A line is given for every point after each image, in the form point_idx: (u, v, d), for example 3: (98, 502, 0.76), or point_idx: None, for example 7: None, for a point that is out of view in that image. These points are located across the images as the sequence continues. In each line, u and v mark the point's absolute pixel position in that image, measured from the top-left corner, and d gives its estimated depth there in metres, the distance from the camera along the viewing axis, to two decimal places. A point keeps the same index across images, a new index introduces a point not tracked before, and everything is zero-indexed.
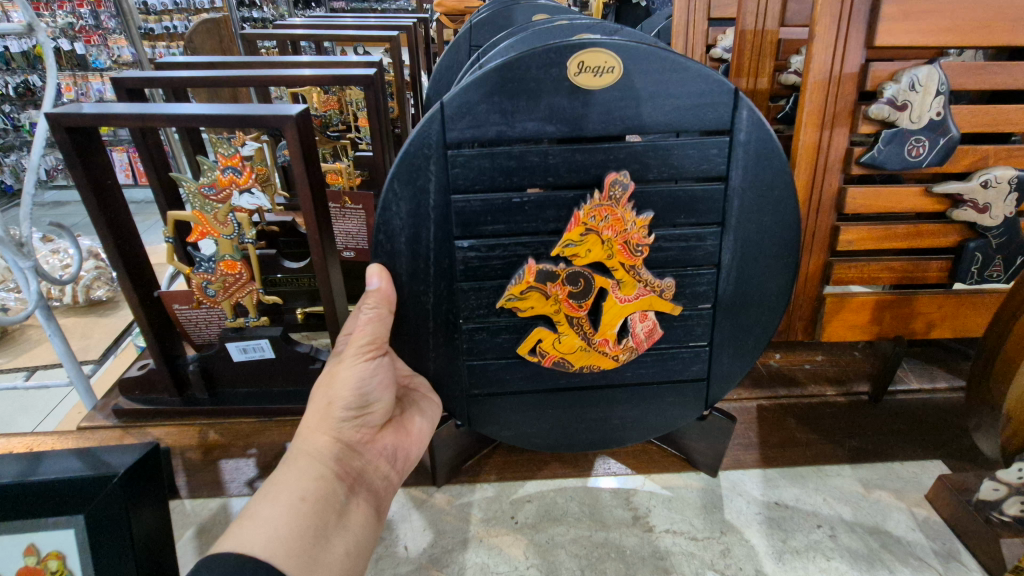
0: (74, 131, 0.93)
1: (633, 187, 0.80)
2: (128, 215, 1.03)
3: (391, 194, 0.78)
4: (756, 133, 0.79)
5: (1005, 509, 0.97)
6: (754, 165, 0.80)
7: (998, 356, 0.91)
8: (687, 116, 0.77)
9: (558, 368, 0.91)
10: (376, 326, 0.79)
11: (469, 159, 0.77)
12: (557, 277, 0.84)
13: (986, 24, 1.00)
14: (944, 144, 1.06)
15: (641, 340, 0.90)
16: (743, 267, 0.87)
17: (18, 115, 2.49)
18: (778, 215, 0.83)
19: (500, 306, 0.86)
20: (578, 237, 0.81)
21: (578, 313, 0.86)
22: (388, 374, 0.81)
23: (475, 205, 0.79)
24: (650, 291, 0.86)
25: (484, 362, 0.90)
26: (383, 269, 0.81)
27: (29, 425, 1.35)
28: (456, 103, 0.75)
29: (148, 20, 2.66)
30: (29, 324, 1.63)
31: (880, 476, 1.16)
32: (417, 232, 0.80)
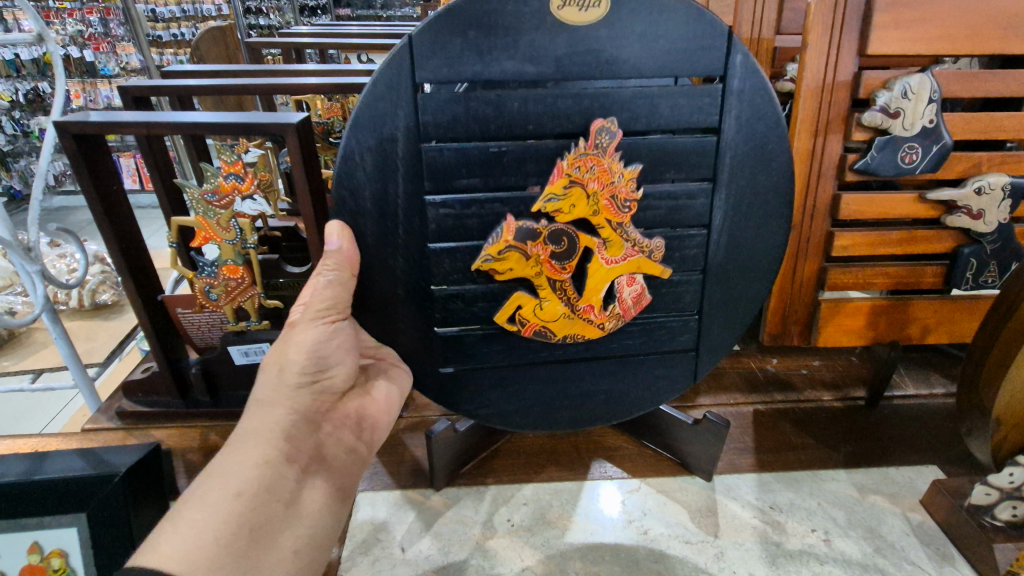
0: (81, 138, 0.95)
1: (620, 136, 0.80)
2: (134, 220, 1.06)
3: (355, 140, 0.76)
4: (750, 77, 0.80)
5: (998, 513, 0.99)
6: (747, 118, 0.81)
7: (986, 360, 0.92)
8: (675, 59, 0.78)
9: (541, 338, 0.91)
10: (335, 290, 0.79)
11: (441, 104, 0.76)
12: (540, 235, 0.84)
13: (978, 33, 1.02)
14: (937, 151, 1.07)
15: (629, 306, 0.90)
16: (734, 233, 0.88)
17: (27, 121, 2.53)
18: (768, 181, 0.85)
19: (475, 269, 0.85)
20: (562, 191, 0.81)
21: (560, 275, 0.86)
22: (348, 339, 0.82)
23: (448, 155, 0.79)
24: (638, 252, 0.87)
25: (458, 333, 0.90)
26: (344, 230, 0.80)
27: (35, 426, 1.37)
28: (426, 39, 0.73)
29: (156, 27, 2.72)
30: (35, 326, 1.66)
31: (875, 481, 1.17)
32: (384, 186, 0.79)
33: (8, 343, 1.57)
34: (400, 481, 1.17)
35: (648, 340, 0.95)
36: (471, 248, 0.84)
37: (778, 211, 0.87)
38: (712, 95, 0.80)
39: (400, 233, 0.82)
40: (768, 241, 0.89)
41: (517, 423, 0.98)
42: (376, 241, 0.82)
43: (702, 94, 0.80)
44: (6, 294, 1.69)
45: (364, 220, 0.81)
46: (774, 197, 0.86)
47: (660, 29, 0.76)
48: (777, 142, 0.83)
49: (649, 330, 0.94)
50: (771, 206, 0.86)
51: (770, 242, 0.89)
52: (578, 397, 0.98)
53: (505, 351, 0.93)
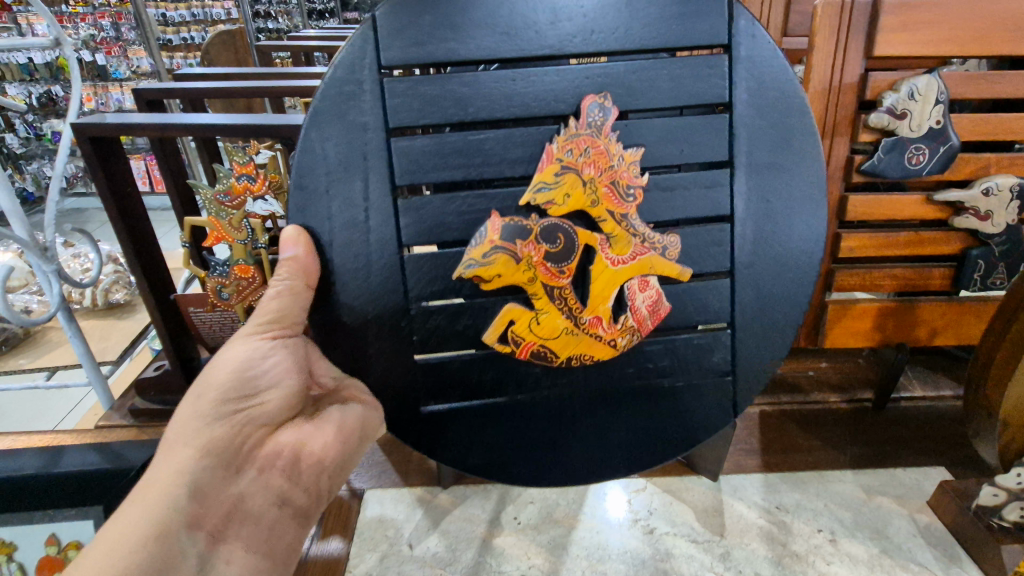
0: (97, 140, 0.97)
1: (615, 113, 0.74)
2: (147, 221, 1.07)
3: (315, 128, 0.71)
4: (755, 44, 0.76)
5: (1005, 515, 0.99)
6: (757, 88, 0.77)
7: (993, 359, 0.92)
8: (663, 32, 0.74)
9: (540, 360, 0.80)
10: (278, 300, 0.72)
11: (408, 87, 0.72)
12: (530, 231, 0.74)
13: (984, 35, 1.02)
14: (945, 151, 1.07)
15: (645, 318, 0.80)
16: (760, 222, 0.80)
17: (40, 124, 2.56)
18: (791, 167, 0.79)
19: (457, 277, 0.75)
20: (553, 179, 0.74)
21: (558, 280, 0.77)
22: (291, 357, 0.74)
23: (420, 146, 0.73)
24: (649, 248, 0.78)
25: (445, 360, 0.80)
26: (300, 234, 0.72)
27: (50, 423, 1.39)
28: (392, 19, 0.70)
29: (167, 31, 2.76)
30: (50, 326, 1.68)
31: (882, 482, 1.16)
32: (349, 177, 0.73)
33: (23, 342, 1.60)
34: (407, 479, 1.18)
35: (675, 362, 0.84)
36: (454, 252, 0.76)
37: (810, 203, 0.79)
38: (717, 64, 0.75)
39: (369, 231, 0.75)
40: (803, 236, 0.80)
41: (526, 475, 0.83)
42: (343, 236, 0.74)
43: (705, 63, 0.75)
44: (21, 293, 1.71)
45: (332, 216, 0.73)
46: (799, 188, 0.79)
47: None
48: (798, 113, 0.78)
49: (670, 350, 0.83)
50: (797, 196, 0.79)
51: (802, 234, 0.80)
52: (596, 435, 0.84)
53: (503, 378, 0.81)
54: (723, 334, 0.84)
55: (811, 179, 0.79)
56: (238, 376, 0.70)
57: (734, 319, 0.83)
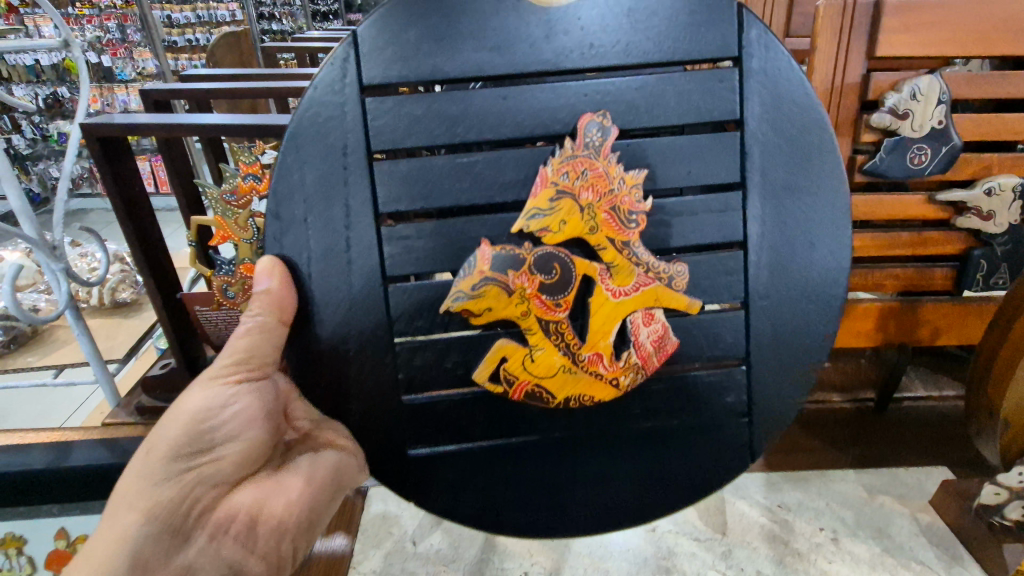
0: (106, 140, 0.98)
1: (616, 133, 0.65)
2: (155, 221, 1.09)
3: (292, 155, 0.64)
4: (769, 54, 0.67)
5: (1007, 514, 0.97)
6: (772, 103, 0.68)
7: (994, 358, 0.92)
8: (676, 44, 0.66)
9: (535, 402, 0.71)
10: (243, 339, 0.66)
11: (393, 106, 0.64)
12: (523, 261, 0.67)
13: (987, 36, 1.01)
14: (946, 152, 1.08)
15: (647, 354, 0.71)
16: (777, 250, 0.70)
17: (46, 126, 2.58)
18: (813, 188, 0.69)
19: (445, 311, 0.68)
20: (547, 205, 0.65)
21: (554, 313, 0.69)
22: (255, 404, 0.68)
23: (403, 170, 0.65)
24: (653, 278, 0.69)
25: (432, 399, 0.71)
26: (279, 266, 0.65)
27: (58, 420, 1.40)
28: (376, 31, 0.63)
29: (172, 32, 2.77)
30: (57, 325, 1.69)
31: (884, 482, 1.17)
32: (328, 204, 0.65)
33: (31, 340, 1.61)
34: None
35: (684, 402, 0.75)
36: (441, 284, 0.68)
37: (835, 229, 0.69)
38: (726, 78, 0.67)
39: (351, 261, 0.67)
40: (825, 263, 0.70)
41: (521, 522, 0.75)
42: (323, 269, 0.66)
43: (714, 78, 0.66)
44: (30, 292, 1.72)
45: (310, 245, 0.66)
46: (821, 211, 0.69)
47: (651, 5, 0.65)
48: (818, 128, 0.68)
49: (676, 388, 0.74)
50: (819, 220, 0.69)
51: (827, 262, 0.70)
52: (597, 482, 0.75)
53: (496, 419, 0.72)
54: (738, 371, 0.74)
55: (835, 203, 0.69)
56: (194, 428, 0.65)
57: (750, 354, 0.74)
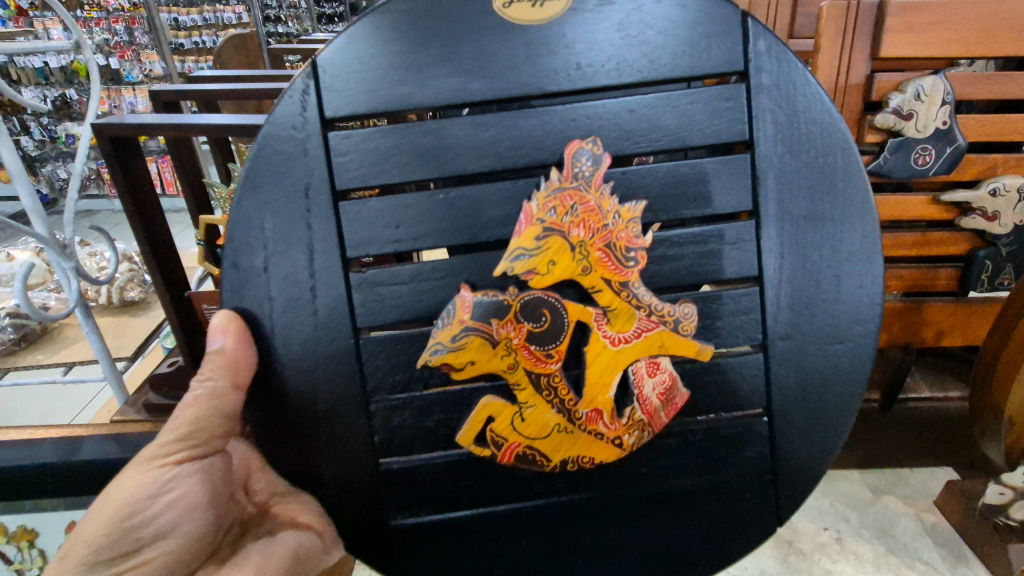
0: (116, 140, 0.99)
1: (608, 160, 0.62)
2: (162, 219, 1.09)
3: (250, 198, 0.61)
4: (780, 70, 0.63)
5: (1012, 514, 0.99)
6: (786, 121, 0.63)
7: (997, 361, 0.92)
8: (664, 68, 0.62)
9: (528, 466, 0.66)
10: (188, 412, 0.65)
11: (363, 139, 0.61)
12: (507, 308, 0.63)
13: (991, 36, 1.01)
14: (951, 152, 1.08)
15: (655, 408, 0.66)
16: (797, 283, 0.65)
17: (55, 128, 2.60)
18: (838, 215, 0.64)
19: (422, 365, 0.64)
20: (533, 244, 0.62)
21: (547, 366, 0.64)
22: (194, 490, 0.65)
23: (372, 210, 0.62)
24: (657, 322, 0.64)
25: (413, 463, 0.66)
26: (235, 322, 0.62)
27: (67, 417, 1.42)
28: (340, 59, 0.60)
29: (179, 35, 2.80)
30: (67, 323, 1.71)
31: (889, 484, 1.21)
32: (290, 248, 0.62)
33: (41, 338, 1.63)
34: None
35: (699, 460, 0.69)
36: (419, 332, 0.64)
37: (864, 259, 0.65)
38: (733, 96, 0.63)
39: (317, 312, 0.63)
40: (853, 300, 0.66)
41: None
42: (287, 318, 0.63)
43: (719, 95, 0.62)
44: (39, 290, 1.74)
45: (271, 295, 0.62)
46: (846, 241, 0.65)
47: (645, 19, 0.61)
48: (841, 149, 0.64)
49: (690, 444, 0.68)
50: (846, 252, 0.65)
51: (854, 297, 0.65)
52: (610, 550, 0.69)
53: (487, 485, 0.67)
54: (758, 424, 0.68)
55: (862, 231, 0.65)
56: (120, 522, 0.60)
57: (771, 405, 0.68)
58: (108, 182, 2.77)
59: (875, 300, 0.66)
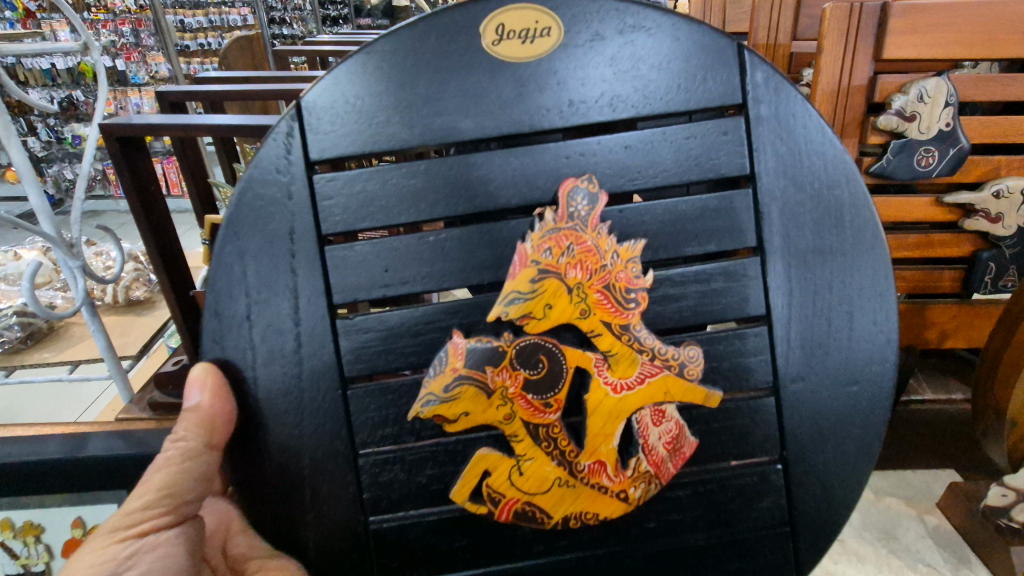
0: (124, 140, 1.00)
1: (604, 199, 0.61)
2: (170, 223, 1.11)
3: (230, 247, 0.60)
4: (778, 100, 0.62)
5: (1014, 516, 1.01)
6: (788, 153, 0.63)
7: (997, 364, 0.93)
8: (656, 96, 0.61)
9: (528, 523, 0.65)
10: (159, 476, 0.64)
11: (351, 180, 0.60)
12: (502, 355, 0.61)
13: (995, 38, 1.01)
14: (954, 153, 1.09)
15: (662, 459, 0.65)
16: (807, 322, 0.65)
17: (62, 128, 2.63)
18: (848, 250, 0.64)
19: (413, 418, 0.63)
20: (527, 287, 0.60)
21: (545, 417, 0.63)
22: (157, 567, 0.62)
23: (357, 255, 0.61)
24: (661, 367, 0.63)
25: (404, 521, 0.65)
26: (213, 376, 0.62)
27: (73, 415, 1.42)
28: (324, 100, 0.59)
29: (184, 37, 2.81)
30: (73, 321, 1.72)
31: (891, 484, 1.25)
32: (273, 295, 0.61)
33: (48, 336, 1.64)
34: None
35: (710, 513, 0.68)
36: (407, 384, 0.63)
37: (877, 295, 0.65)
38: (732, 131, 0.62)
39: (301, 360, 0.62)
40: (860, 333, 0.65)
41: None
42: (270, 366, 0.62)
43: (718, 129, 0.62)
44: (47, 289, 1.75)
45: (254, 345, 0.62)
46: (853, 273, 0.64)
47: (637, 53, 0.60)
48: (845, 181, 0.63)
49: (701, 495, 0.67)
50: (857, 287, 0.65)
51: (869, 334, 0.65)
52: None
53: (481, 545, 0.65)
54: (773, 473, 0.67)
55: (874, 266, 0.65)
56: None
57: (787, 453, 0.67)
58: (114, 182, 2.78)
59: (885, 330, 0.65)
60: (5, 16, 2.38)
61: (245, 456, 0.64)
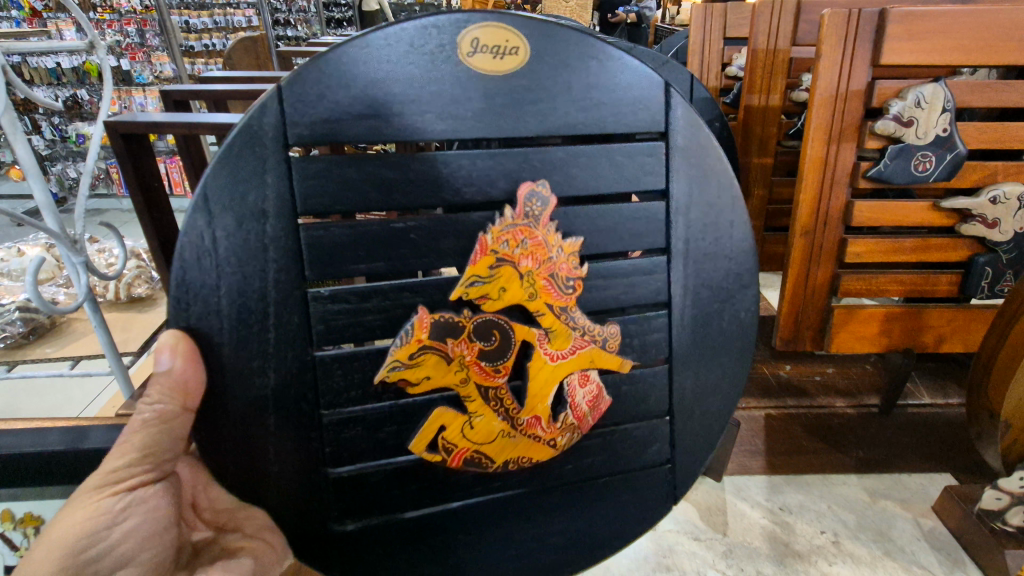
0: (128, 137, 1.00)
1: (553, 203, 0.63)
2: (172, 219, 1.12)
3: (203, 226, 0.57)
4: (692, 130, 0.66)
5: (1008, 519, 1.03)
6: (694, 176, 0.67)
7: (993, 363, 0.93)
8: (610, 111, 0.63)
9: (473, 468, 0.66)
10: (137, 438, 0.61)
11: (326, 168, 0.58)
12: (461, 330, 0.63)
13: (991, 45, 1.02)
14: (951, 159, 1.09)
15: (584, 413, 0.68)
16: (699, 326, 0.70)
17: (66, 127, 2.64)
18: (729, 264, 0.69)
19: (380, 381, 0.62)
20: (486, 272, 0.62)
21: (494, 381, 0.65)
22: (148, 519, 0.64)
23: (337, 235, 0.59)
24: (589, 341, 0.66)
25: (361, 471, 0.64)
26: (182, 343, 0.57)
27: (75, 410, 1.44)
28: (308, 85, 0.56)
29: (189, 38, 2.83)
30: (75, 317, 1.72)
31: (887, 486, 1.28)
32: (245, 276, 0.58)
33: (50, 331, 1.65)
34: None
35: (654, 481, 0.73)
36: (373, 352, 0.62)
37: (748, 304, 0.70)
38: (654, 151, 0.65)
39: (279, 356, 0.60)
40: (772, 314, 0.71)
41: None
42: (244, 366, 0.60)
43: (645, 151, 0.65)
44: (49, 286, 1.76)
45: (229, 342, 0.59)
46: None
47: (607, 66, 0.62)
48: (732, 205, 0.68)
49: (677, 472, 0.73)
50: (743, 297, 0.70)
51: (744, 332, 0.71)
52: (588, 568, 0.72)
53: (428, 491, 0.66)
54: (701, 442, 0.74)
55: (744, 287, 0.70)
56: (76, 552, 0.59)
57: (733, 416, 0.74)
58: (118, 181, 2.80)
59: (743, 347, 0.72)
60: (11, 16, 2.40)
61: (215, 438, 0.61)
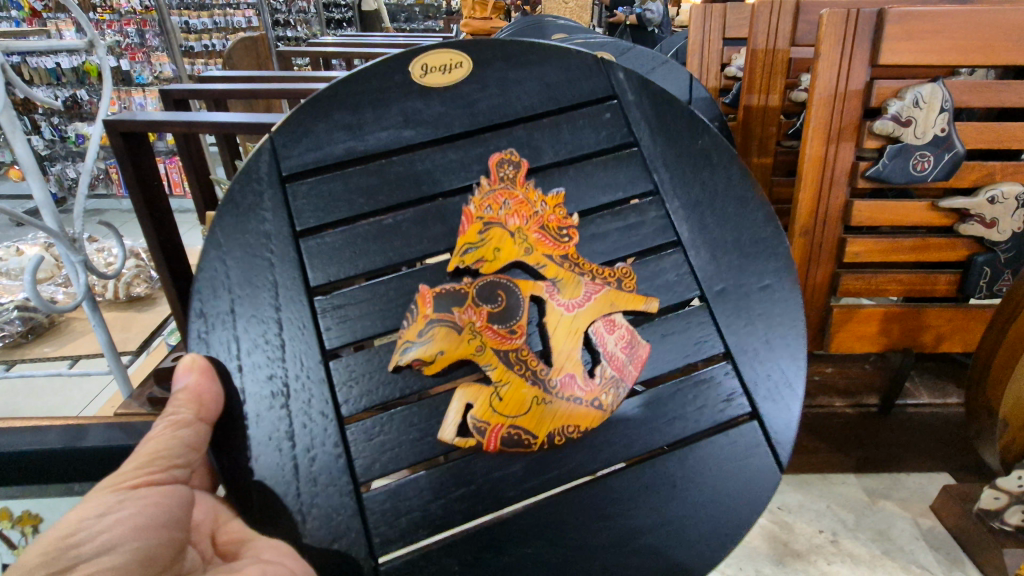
0: (128, 136, 1.00)
1: (524, 165, 0.68)
2: (171, 218, 1.11)
3: (213, 248, 0.62)
4: (643, 90, 0.73)
5: (1007, 518, 1.03)
6: (655, 118, 0.73)
7: (992, 362, 0.93)
8: (563, 90, 0.71)
9: (515, 448, 0.63)
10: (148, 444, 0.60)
11: (315, 187, 0.64)
12: (465, 296, 0.63)
13: (988, 45, 1.03)
14: (949, 159, 1.10)
15: (624, 363, 0.66)
16: (715, 248, 0.71)
17: (65, 127, 2.64)
18: (723, 180, 0.73)
19: (394, 369, 0.62)
20: (477, 239, 0.64)
21: (513, 342, 0.64)
22: (144, 514, 0.56)
23: (331, 241, 0.63)
24: (602, 284, 0.67)
25: (395, 488, 0.61)
26: (199, 359, 0.59)
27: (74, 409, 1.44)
28: (295, 126, 0.64)
29: (189, 38, 2.84)
30: (74, 316, 1.72)
31: (886, 486, 1.28)
32: (252, 286, 0.62)
33: (49, 330, 1.65)
34: None
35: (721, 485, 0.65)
36: (386, 343, 0.63)
37: (756, 219, 0.72)
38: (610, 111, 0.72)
39: (285, 351, 0.61)
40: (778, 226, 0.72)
41: None
42: (244, 367, 0.61)
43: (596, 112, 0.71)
44: (48, 285, 1.76)
45: (238, 340, 0.61)
46: None
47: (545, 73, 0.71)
48: (703, 132, 0.73)
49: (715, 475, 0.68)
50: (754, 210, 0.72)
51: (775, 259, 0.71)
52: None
53: (478, 498, 0.62)
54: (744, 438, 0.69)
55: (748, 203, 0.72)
56: (59, 540, 0.51)
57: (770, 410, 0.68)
58: (118, 181, 2.80)
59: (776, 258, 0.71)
60: (11, 15, 2.40)
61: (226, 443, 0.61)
